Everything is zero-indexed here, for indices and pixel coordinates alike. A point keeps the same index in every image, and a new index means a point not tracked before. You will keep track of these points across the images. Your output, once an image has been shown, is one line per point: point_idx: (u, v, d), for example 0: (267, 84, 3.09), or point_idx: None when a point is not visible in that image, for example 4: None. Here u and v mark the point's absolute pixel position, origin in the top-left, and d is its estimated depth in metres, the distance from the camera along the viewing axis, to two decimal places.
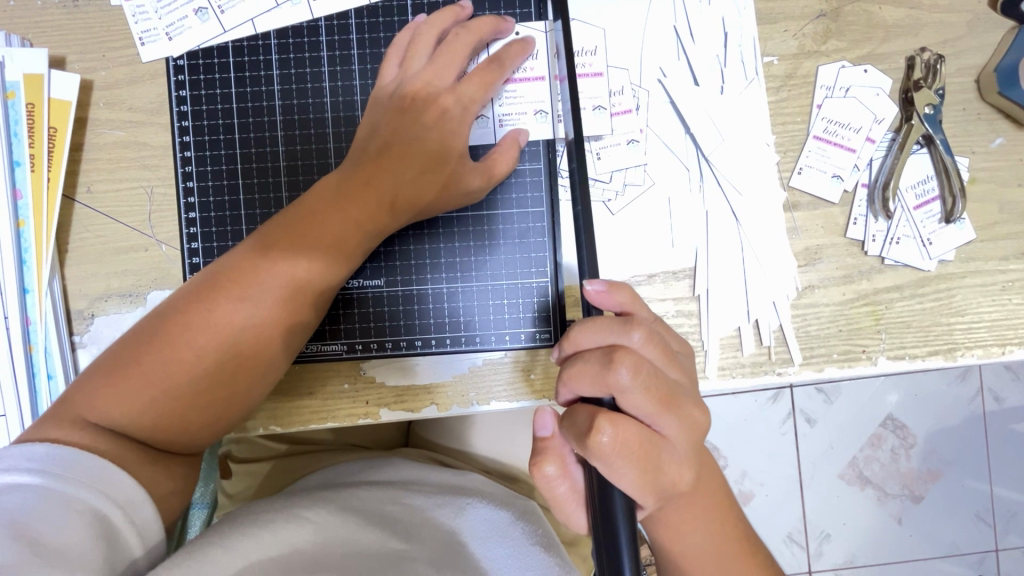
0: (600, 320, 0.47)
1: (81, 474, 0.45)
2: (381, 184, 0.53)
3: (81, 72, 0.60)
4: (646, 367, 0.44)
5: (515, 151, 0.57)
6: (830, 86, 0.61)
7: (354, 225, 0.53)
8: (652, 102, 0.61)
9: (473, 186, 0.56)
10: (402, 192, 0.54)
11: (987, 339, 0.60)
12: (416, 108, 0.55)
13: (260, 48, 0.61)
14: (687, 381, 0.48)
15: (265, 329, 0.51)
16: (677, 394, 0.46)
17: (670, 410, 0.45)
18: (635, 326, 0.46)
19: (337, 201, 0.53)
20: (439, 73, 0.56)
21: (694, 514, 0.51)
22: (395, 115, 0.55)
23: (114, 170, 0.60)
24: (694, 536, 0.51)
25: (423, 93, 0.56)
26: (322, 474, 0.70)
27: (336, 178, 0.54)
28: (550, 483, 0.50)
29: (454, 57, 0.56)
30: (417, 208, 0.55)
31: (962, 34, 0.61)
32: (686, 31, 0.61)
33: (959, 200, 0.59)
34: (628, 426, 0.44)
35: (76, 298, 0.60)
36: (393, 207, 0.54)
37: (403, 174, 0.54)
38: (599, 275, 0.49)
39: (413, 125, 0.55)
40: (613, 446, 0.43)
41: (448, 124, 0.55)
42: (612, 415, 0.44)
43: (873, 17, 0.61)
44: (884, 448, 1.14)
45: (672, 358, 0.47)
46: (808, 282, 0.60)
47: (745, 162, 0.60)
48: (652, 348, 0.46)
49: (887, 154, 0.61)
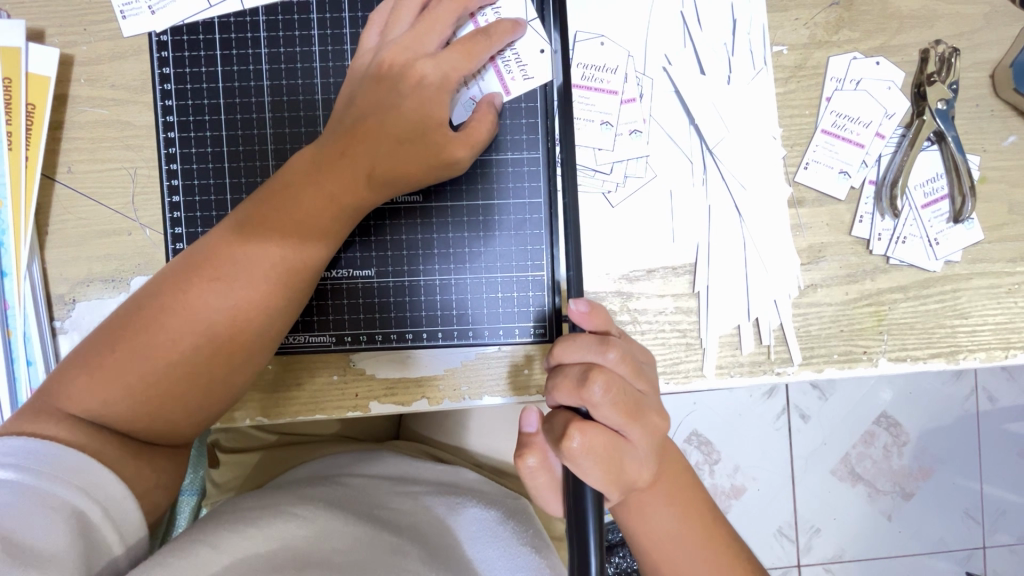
0: (580, 338, 0.48)
1: (61, 469, 0.43)
2: (360, 157, 0.52)
3: (61, 46, 0.58)
4: (618, 384, 0.46)
5: (492, 116, 0.54)
6: (840, 78, 0.59)
7: (332, 199, 0.51)
8: (656, 91, 0.59)
9: (456, 156, 0.53)
10: (380, 163, 0.52)
11: (990, 342, 0.59)
12: (393, 76, 0.53)
13: (247, 25, 0.58)
14: (653, 390, 0.50)
15: (243, 312, 0.50)
16: (645, 404, 0.48)
17: (639, 421, 0.47)
18: (611, 346, 0.48)
19: (313, 174, 0.51)
20: (420, 39, 0.54)
21: (657, 498, 0.52)
22: (373, 84, 0.53)
23: (96, 150, 0.58)
24: (658, 518, 0.51)
25: (402, 60, 0.53)
26: (310, 467, 0.69)
27: (312, 152, 0.53)
28: (531, 473, 0.51)
29: (437, 23, 0.54)
30: (397, 180, 0.53)
31: (979, 27, 0.59)
32: (692, 16, 0.59)
33: (969, 199, 0.57)
34: (599, 434, 0.46)
35: (56, 283, 0.58)
36: (372, 179, 0.52)
37: (381, 146, 0.52)
38: (583, 297, 0.50)
39: (392, 94, 0.52)
40: (582, 450, 0.46)
41: (426, 92, 0.53)
42: (582, 424, 0.46)
43: (887, 7, 0.59)
44: (876, 446, 1.14)
45: (644, 371, 0.49)
46: (811, 281, 0.59)
47: (750, 156, 0.59)
48: (625, 366, 0.48)
49: (896, 150, 0.59)
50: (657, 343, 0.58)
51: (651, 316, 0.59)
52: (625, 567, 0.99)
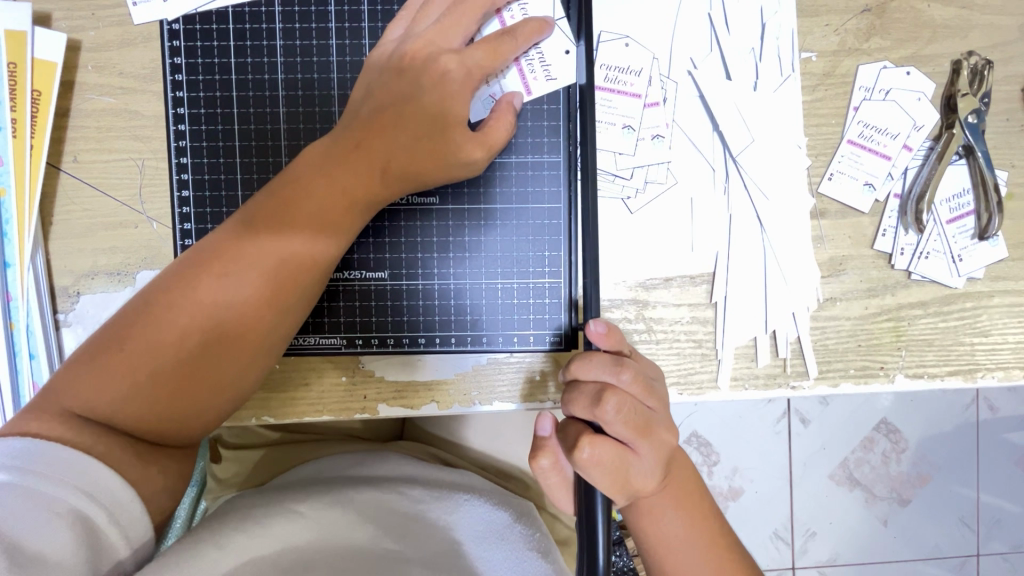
0: (596, 356, 0.47)
1: (64, 472, 0.42)
2: (375, 152, 0.50)
3: (68, 30, 0.56)
4: (631, 403, 0.46)
5: (511, 116, 0.53)
6: (869, 87, 0.57)
7: (344, 194, 0.50)
8: (680, 95, 0.57)
9: (473, 157, 0.52)
10: (395, 158, 0.51)
11: (1008, 361, 0.58)
12: (415, 70, 0.51)
13: (262, 15, 0.56)
14: (664, 408, 0.48)
15: (252, 308, 0.48)
16: (656, 421, 0.47)
17: (648, 437, 0.46)
18: (626, 367, 0.47)
19: (324, 168, 0.50)
20: (443, 34, 0.52)
21: (668, 502, 0.50)
22: (393, 77, 0.52)
23: (103, 139, 0.56)
24: (668, 522, 0.50)
25: (424, 54, 0.52)
26: (314, 465, 0.68)
27: (324, 145, 0.51)
28: (544, 473, 0.51)
29: (461, 18, 0.52)
30: (412, 177, 0.51)
31: (1014, 39, 0.58)
32: (721, 19, 0.57)
33: (995, 216, 0.56)
34: (609, 448, 0.45)
35: (60, 274, 0.57)
36: (386, 175, 0.51)
37: (397, 141, 0.51)
38: (601, 317, 0.49)
39: (413, 89, 0.51)
40: (592, 461, 0.45)
41: (449, 90, 0.51)
42: (594, 436, 0.45)
43: (920, 15, 0.57)
44: (876, 452, 1.14)
45: (656, 389, 0.48)
46: (830, 294, 0.58)
47: (774, 165, 0.57)
48: (638, 386, 0.47)
49: (923, 163, 0.58)
50: (673, 353, 0.57)
51: (667, 325, 0.57)
52: (622, 567, 0.98)
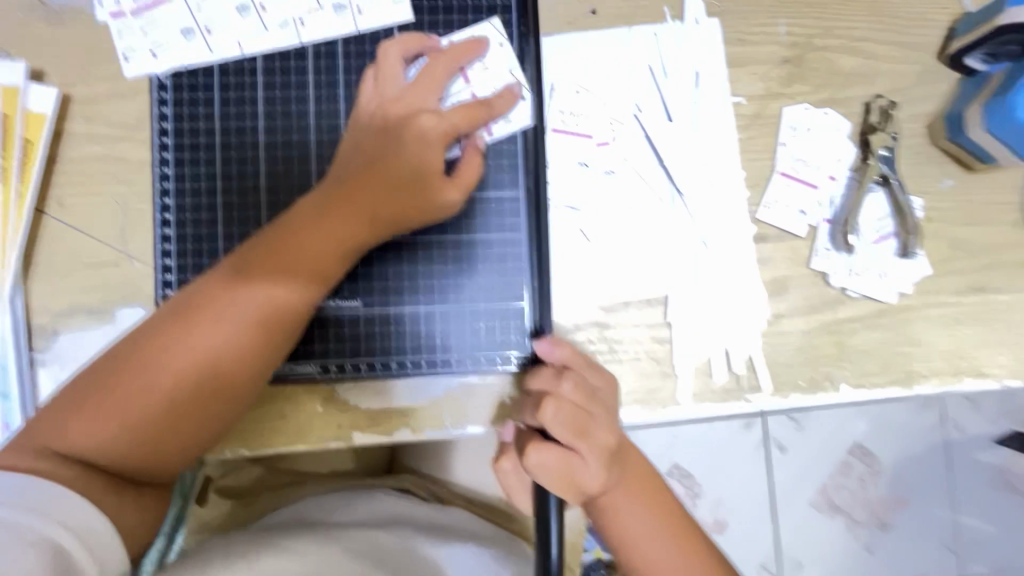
0: (541, 369, 0.53)
1: (39, 504, 0.44)
2: (363, 202, 0.54)
3: (60, 85, 0.60)
4: (569, 407, 0.50)
5: (478, 159, 0.58)
6: (795, 126, 0.64)
7: (333, 240, 0.53)
8: (628, 136, 0.63)
9: (450, 200, 0.56)
10: (381, 208, 0.54)
11: (942, 369, 0.63)
12: (395, 126, 0.57)
13: (245, 69, 0.61)
14: (609, 415, 0.52)
15: (239, 348, 0.51)
16: (598, 426, 0.50)
17: (590, 440, 0.50)
18: (566, 376, 0.52)
19: (315, 218, 0.53)
20: (419, 95, 0.58)
21: (625, 496, 0.52)
22: (377, 133, 0.57)
23: (88, 183, 0.60)
24: (626, 517, 0.52)
25: (403, 113, 0.57)
26: (297, 506, 0.69)
27: (316, 196, 0.55)
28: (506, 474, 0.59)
29: (432, 83, 0.59)
30: (397, 224, 0.55)
31: (914, 83, 0.65)
32: (660, 69, 0.64)
33: (913, 235, 0.63)
34: (553, 453, 0.49)
35: (39, 313, 0.58)
36: (372, 223, 0.54)
37: (383, 190, 0.55)
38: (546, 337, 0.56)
39: (393, 143, 0.56)
40: (537, 466, 0.49)
41: (425, 141, 0.56)
42: (539, 443, 0.50)
43: (833, 64, 0.65)
44: (852, 477, 1.17)
45: (597, 395, 0.52)
46: (775, 311, 0.62)
47: (716, 195, 0.63)
48: (579, 393, 0.51)
49: (847, 191, 0.64)
50: (634, 372, 0.61)
51: (628, 345, 0.61)
52: None
